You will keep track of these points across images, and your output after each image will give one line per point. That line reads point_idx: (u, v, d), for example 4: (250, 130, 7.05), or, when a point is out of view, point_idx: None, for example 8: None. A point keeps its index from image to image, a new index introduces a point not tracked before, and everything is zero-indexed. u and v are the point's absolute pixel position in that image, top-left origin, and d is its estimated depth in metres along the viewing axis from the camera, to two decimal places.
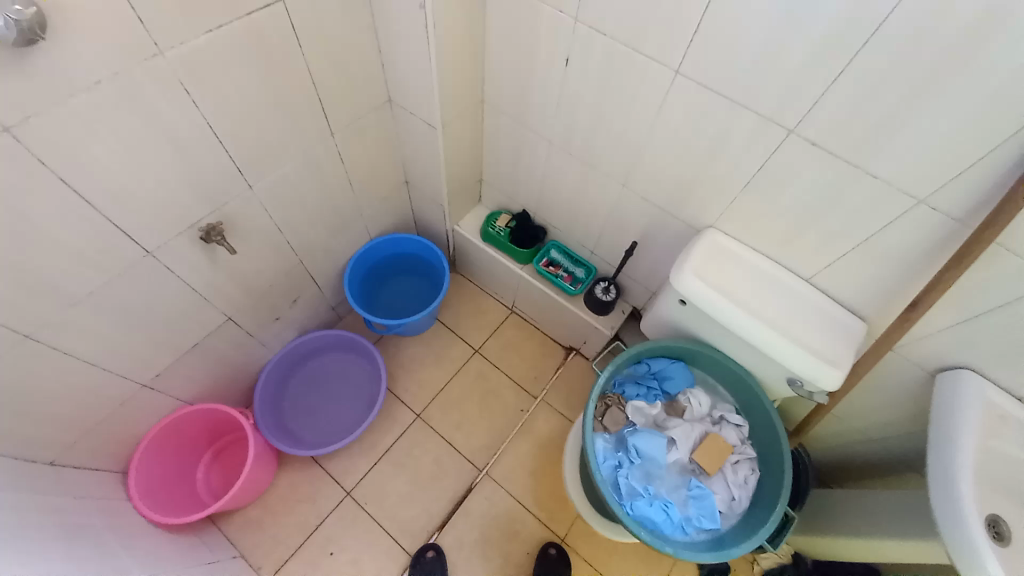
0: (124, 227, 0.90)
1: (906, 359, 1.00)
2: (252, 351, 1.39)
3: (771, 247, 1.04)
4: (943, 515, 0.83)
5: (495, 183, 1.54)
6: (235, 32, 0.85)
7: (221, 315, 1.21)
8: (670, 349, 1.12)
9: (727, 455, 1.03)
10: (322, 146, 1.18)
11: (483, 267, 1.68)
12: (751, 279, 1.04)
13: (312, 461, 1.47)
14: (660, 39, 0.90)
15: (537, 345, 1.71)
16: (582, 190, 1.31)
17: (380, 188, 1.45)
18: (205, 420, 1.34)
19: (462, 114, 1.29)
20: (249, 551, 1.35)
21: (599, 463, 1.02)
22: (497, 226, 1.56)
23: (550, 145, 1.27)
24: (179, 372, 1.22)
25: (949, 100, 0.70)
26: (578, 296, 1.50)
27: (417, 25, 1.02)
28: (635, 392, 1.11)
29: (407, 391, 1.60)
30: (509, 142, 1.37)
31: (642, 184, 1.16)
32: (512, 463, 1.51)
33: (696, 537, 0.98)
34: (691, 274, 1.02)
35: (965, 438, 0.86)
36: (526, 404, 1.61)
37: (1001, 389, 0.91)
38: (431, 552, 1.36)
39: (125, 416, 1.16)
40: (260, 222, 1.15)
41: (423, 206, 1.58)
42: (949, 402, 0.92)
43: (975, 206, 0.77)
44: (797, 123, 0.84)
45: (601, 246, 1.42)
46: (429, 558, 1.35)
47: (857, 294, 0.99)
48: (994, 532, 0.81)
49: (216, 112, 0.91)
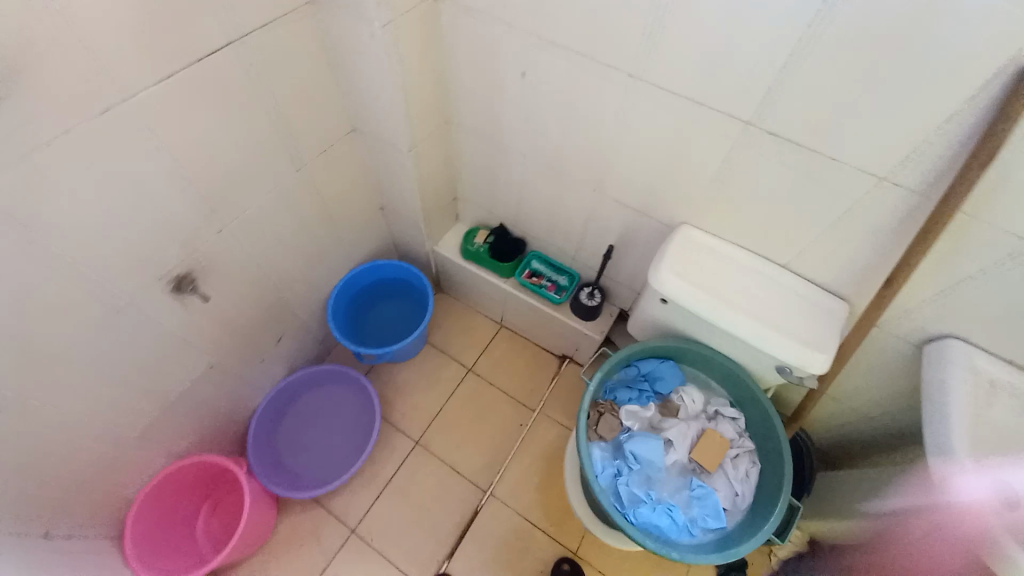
0: (90, 286, 0.89)
1: (892, 334, 1.00)
2: (239, 395, 1.37)
3: (745, 237, 1.04)
4: (942, 484, 0.82)
5: (470, 200, 1.54)
6: (184, 80, 0.85)
7: (204, 362, 1.20)
8: (658, 349, 1.11)
9: (725, 450, 1.02)
10: (290, 183, 1.17)
11: (467, 285, 1.67)
12: (730, 271, 1.04)
13: (313, 501, 1.44)
14: (611, 44, 0.91)
15: (530, 357, 1.69)
16: (556, 198, 1.31)
17: (354, 218, 1.44)
18: (198, 472, 1.31)
19: (428, 136, 1.29)
20: None
21: (599, 473, 1.00)
22: (476, 242, 1.56)
23: (518, 158, 1.28)
24: (165, 426, 1.19)
25: (892, 78, 0.71)
26: (565, 304, 1.50)
27: (370, 54, 1.03)
28: (627, 396, 1.10)
29: (404, 418, 1.58)
30: (478, 159, 1.38)
31: (612, 186, 1.16)
32: (517, 479, 1.48)
33: (703, 537, 0.97)
34: (669, 272, 1.02)
35: (958, 407, 0.86)
36: (524, 418, 1.59)
37: (986, 355, 0.92)
38: None
39: (115, 477, 1.14)
40: (234, 264, 1.14)
41: (400, 231, 1.58)
42: (938, 373, 0.92)
43: (935, 178, 0.77)
44: (753, 114, 0.85)
45: (581, 252, 1.42)
46: None
47: (834, 275, 0.99)
48: (1006, 500, 0.83)
49: (174, 161, 0.91)
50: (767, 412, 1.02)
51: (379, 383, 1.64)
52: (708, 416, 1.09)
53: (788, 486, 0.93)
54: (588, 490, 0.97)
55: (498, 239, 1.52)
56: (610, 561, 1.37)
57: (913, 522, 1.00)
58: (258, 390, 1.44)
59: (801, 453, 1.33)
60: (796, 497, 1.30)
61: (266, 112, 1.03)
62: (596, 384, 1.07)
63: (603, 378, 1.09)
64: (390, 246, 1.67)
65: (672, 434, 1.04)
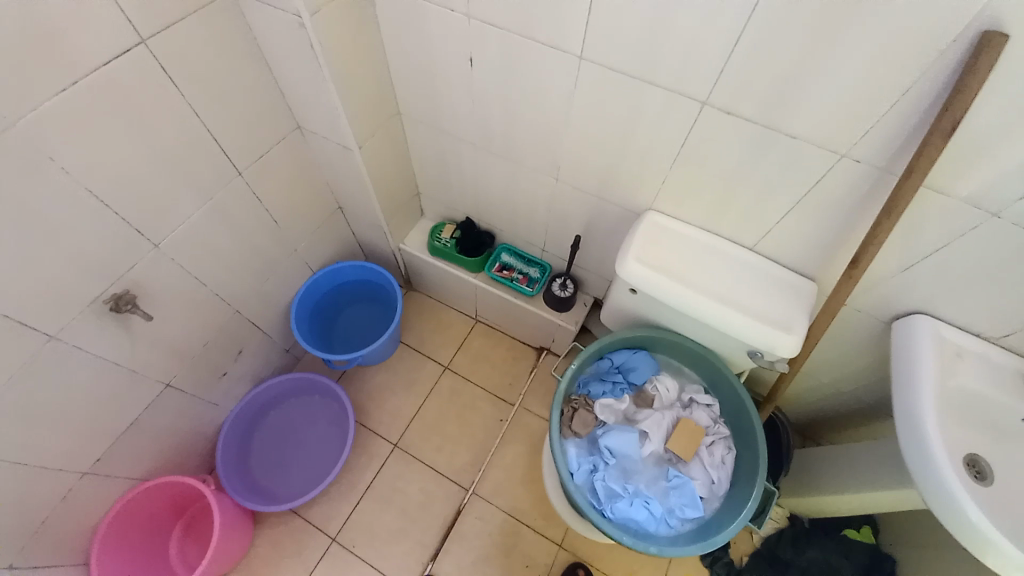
0: (14, 316, 0.82)
1: (860, 310, 0.99)
2: (203, 412, 1.32)
3: (711, 221, 1.02)
4: (913, 461, 0.81)
5: (433, 194, 1.48)
6: (92, 87, 0.78)
7: (157, 382, 1.15)
8: (631, 339, 1.09)
9: (700, 437, 1.01)
10: (233, 188, 1.11)
11: (437, 281, 1.63)
12: (697, 256, 1.02)
13: (291, 513, 1.40)
14: (555, 26, 0.86)
15: (507, 351, 1.66)
16: (518, 189, 1.27)
17: (310, 220, 1.38)
18: (164, 496, 1.26)
19: (379, 130, 1.23)
20: None
21: (574, 470, 0.98)
22: (443, 237, 1.50)
23: (475, 148, 1.23)
24: (123, 452, 1.14)
25: (844, 51, 0.68)
26: (537, 296, 1.47)
27: (302, 47, 0.96)
28: (601, 389, 1.08)
29: (380, 422, 1.54)
30: (435, 151, 1.32)
31: (573, 174, 1.12)
32: (499, 476, 1.47)
33: (681, 527, 0.96)
34: (635, 261, 0.98)
35: (926, 382, 0.84)
36: (504, 413, 1.56)
37: (952, 326, 0.92)
38: None
39: (71, 509, 1.08)
40: (180, 279, 1.08)
41: (363, 230, 1.52)
42: (905, 349, 0.91)
43: (894, 152, 0.75)
44: (707, 94, 0.82)
45: (549, 242, 1.38)
46: None
47: (800, 254, 0.97)
48: (975, 472, 0.84)
49: (94, 175, 0.84)
50: (741, 396, 1.01)
51: (352, 388, 1.59)
52: (683, 405, 1.07)
53: (763, 471, 0.92)
54: (564, 489, 0.95)
55: (466, 234, 1.47)
56: (597, 551, 1.36)
57: (888, 495, 1.01)
58: (224, 405, 1.39)
59: (777, 431, 1.32)
60: (775, 474, 1.30)
61: (195, 115, 0.96)
62: (569, 379, 1.05)
63: (576, 373, 1.06)
64: (354, 246, 1.61)
65: (647, 425, 1.02)
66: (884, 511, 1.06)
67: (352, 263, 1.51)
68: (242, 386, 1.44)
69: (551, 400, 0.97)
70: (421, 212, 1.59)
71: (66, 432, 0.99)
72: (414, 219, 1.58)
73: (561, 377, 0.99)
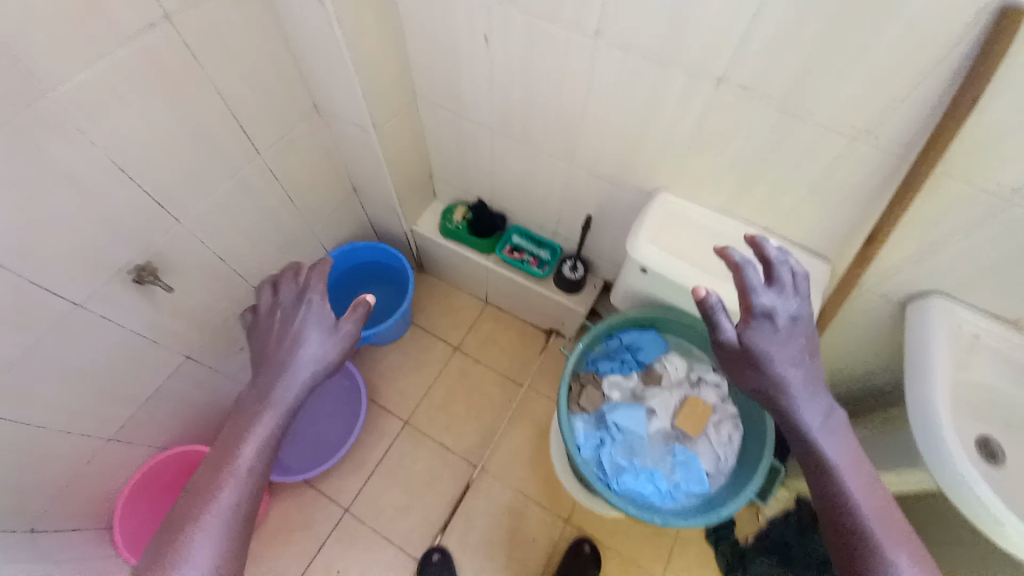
0: (43, 283, 0.85)
1: (876, 295, 0.98)
2: (220, 386, 1.36)
3: (725, 202, 1.01)
4: (931, 451, 0.80)
5: (446, 177, 1.49)
6: (121, 61, 0.80)
7: (178, 354, 1.18)
8: (641, 319, 1.10)
9: (706, 415, 1.02)
10: (252, 166, 1.12)
11: (449, 263, 1.64)
12: (708, 238, 1.01)
13: (304, 484, 1.45)
14: (575, 3, 0.85)
15: (516, 333, 1.68)
16: (531, 172, 1.27)
17: (325, 200, 1.39)
18: (178, 471, 1.29)
19: (395, 112, 1.24)
20: None
21: (582, 444, 1.00)
22: (455, 219, 1.51)
23: (490, 130, 1.23)
24: (143, 420, 1.19)
25: (868, 26, 0.66)
26: (547, 278, 1.48)
27: (324, 26, 0.97)
28: (609, 367, 1.10)
29: (391, 399, 1.57)
30: (450, 133, 1.33)
31: (588, 156, 1.12)
32: (507, 454, 1.49)
33: (686, 502, 0.97)
34: (647, 241, 0.99)
35: (939, 366, 0.84)
36: (513, 394, 1.59)
37: (972, 309, 0.90)
38: (436, 555, 1.36)
39: (94, 472, 1.13)
40: (200, 253, 1.11)
41: (377, 211, 1.53)
42: (919, 332, 0.90)
43: (915, 131, 0.74)
44: (725, 71, 0.80)
45: (561, 225, 1.38)
46: (435, 560, 1.35)
47: (816, 236, 0.96)
48: (987, 454, 0.86)
49: (121, 149, 0.87)
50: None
51: (365, 366, 1.62)
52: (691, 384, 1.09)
53: (769, 448, 0.92)
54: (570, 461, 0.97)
55: (478, 215, 1.48)
56: (602, 528, 1.38)
57: (895, 476, 1.01)
58: (240, 380, 1.43)
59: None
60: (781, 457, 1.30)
61: (217, 92, 0.97)
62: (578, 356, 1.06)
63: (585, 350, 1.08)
64: (367, 227, 1.63)
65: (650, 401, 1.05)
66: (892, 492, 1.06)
67: (365, 243, 1.53)
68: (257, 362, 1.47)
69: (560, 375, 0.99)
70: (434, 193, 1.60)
71: (91, 399, 1.02)
72: (428, 200, 1.59)
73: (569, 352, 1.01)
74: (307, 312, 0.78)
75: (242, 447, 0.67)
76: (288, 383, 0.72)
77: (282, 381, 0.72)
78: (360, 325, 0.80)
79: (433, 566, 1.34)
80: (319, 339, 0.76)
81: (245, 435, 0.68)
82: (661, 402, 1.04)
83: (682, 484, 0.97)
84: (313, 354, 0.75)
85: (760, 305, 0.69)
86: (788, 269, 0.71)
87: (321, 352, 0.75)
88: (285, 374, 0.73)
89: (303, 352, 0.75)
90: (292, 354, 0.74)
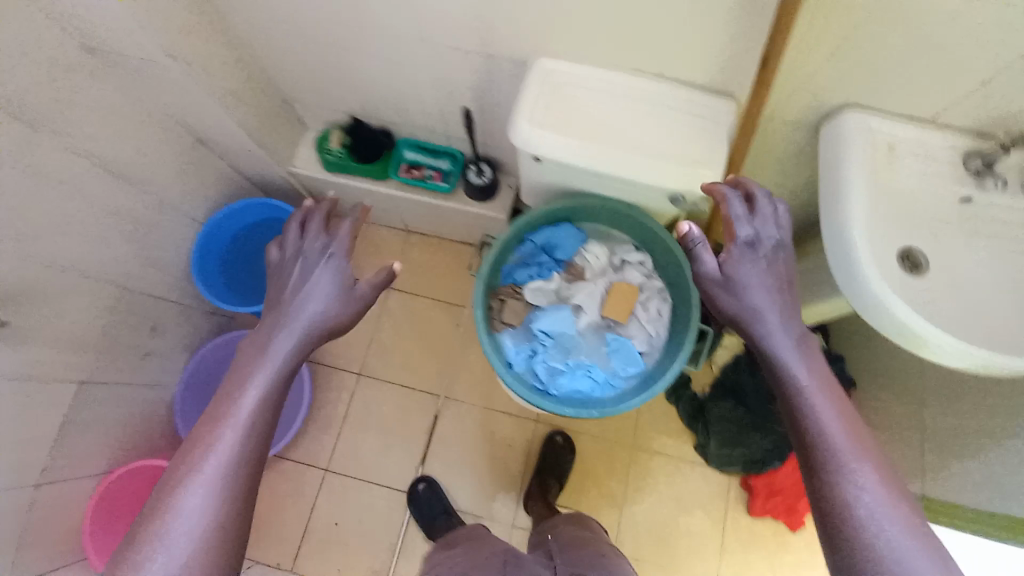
0: None
1: (787, 123, 0.87)
2: (142, 395, 1.26)
3: (607, 53, 0.85)
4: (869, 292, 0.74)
5: (305, 100, 1.26)
6: None
7: (70, 381, 1.06)
8: (549, 215, 0.99)
9: (634, 297, 0.98)
10: (40, 146, 0.90)
11: (350, 199, 1.46)
12: (599, 102, 0.86)
13: (277, 458, 1.43)
14: None
15: (446, 254, 1.57)
16: (390, 69, 1.06)
17: (170, 165, 1.17)
18: (136, 495, 1.22)
19: (196, 30, 0.98)
20: (262, 556, 1.37)
21: (514, 360, 0.96)
22: (333, 148, 1.30)
23: (321, 27, 0.99)
24: (71, 452, 1.09)
25: None
26: (458, 190, 1.32)
27: None
28: (528, 274, 1.01)
29: (337, 356, 1.51)
30: (280, 43, 1.08)
31: (440, 34, 0.92)
32: (467, 375, 1.48)
33: (626, 386, 0.96)
34: (529, 124, 0.84)
35: (850, 191, 0.77)
36: (459, 317, 1.53)
37: (883, 116, 0.82)
38: (423, 485, 1.37)
39: (46, 514, 1.06)
40: (28, 267, 0.93)
41: (243, 162, 1.32)
42: (831, 157, 0.81)
43: None
44: None
45: (450, 126, 1.20)
46: (423, 491, 1.36)
47: (712, 71, 0.83)
48: (911, 266, 0.81)
49: None
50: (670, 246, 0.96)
51: None
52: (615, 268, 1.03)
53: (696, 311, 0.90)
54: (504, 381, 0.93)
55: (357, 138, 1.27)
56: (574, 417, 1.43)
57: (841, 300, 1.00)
58: (165, 383, 1.33)
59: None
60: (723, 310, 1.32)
61: None
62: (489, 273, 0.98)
63: (496, 264, 0.99)
64: (246, 183, 1.41)
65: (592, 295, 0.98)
66: (840, 314, 1.07)
67: (243, 202, 1.33)
68: (178, 360, 1.36)
69: (471, 301, 0.91)
70: (304, 124, 1.37)
71: None
72: (298, 134, 1.36)
73: (476, 273, 0.92)
74: (304, 262, 0.76)
75: (243, 391, 0.66)
76: (278, 337, 0.70)
77: (280, 331, 0.71)
78: (371, 289, 0.79)
79: (422, 496, 1.36)
80: (331, 279, 0.75)
81: (246, 378, 0.67)
82: (589, 294, 0.98)
83: (621, 369, 0.96)
84: (317, 313, 0.73)
85: (742, 236, 0.72)
86: (769, 200, 0.74)
87: (319, 310, 0.73)
88: (288, 324, 0.72)
89: (306, 308, 0.73)
90: (298, 304, 0.73)
